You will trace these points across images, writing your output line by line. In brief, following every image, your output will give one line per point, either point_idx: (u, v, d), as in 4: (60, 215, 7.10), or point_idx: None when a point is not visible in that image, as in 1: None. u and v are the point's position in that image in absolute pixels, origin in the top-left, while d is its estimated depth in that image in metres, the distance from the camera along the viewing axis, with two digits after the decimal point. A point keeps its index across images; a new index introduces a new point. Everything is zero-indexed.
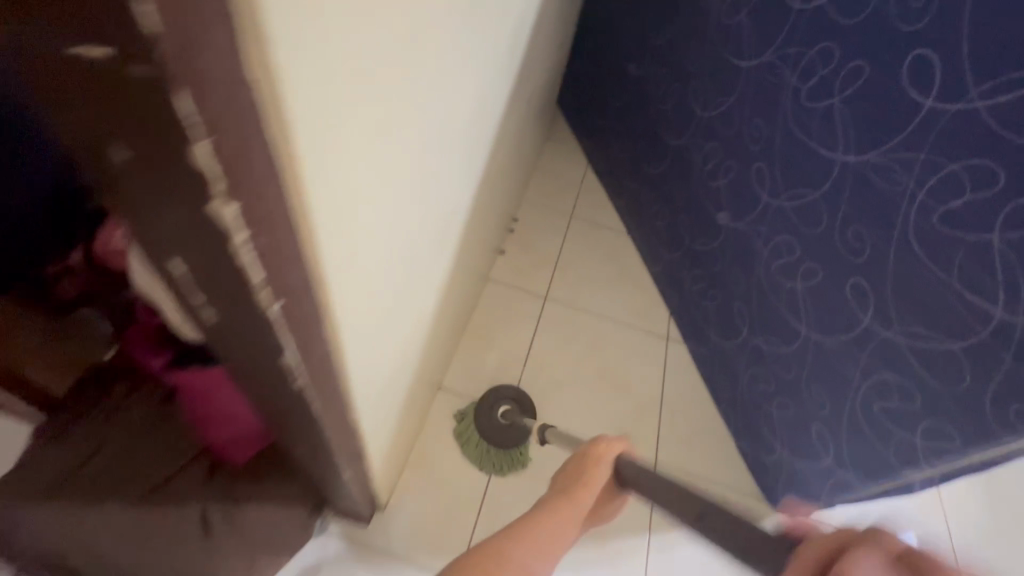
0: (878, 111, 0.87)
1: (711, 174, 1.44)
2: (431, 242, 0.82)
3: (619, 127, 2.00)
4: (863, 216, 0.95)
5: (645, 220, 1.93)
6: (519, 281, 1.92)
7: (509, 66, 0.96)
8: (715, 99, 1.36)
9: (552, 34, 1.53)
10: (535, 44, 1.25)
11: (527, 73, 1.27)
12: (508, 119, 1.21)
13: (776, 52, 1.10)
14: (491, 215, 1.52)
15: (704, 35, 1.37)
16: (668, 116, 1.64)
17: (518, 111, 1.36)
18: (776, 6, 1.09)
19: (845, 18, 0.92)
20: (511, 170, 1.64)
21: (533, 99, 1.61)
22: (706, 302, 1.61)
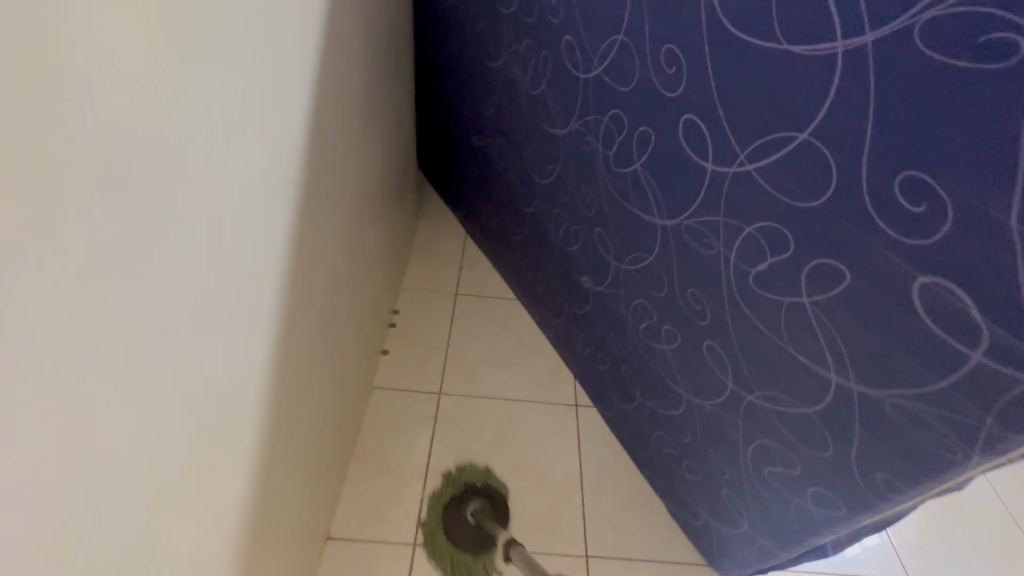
0: (674, 175, 0.82)
1: (564, 240, 1.38)
2: (188, 411, 0.68)
3: (482, 196, 1.93)
4: (695, 280, 0.89)
5: (526, 286, 1.83)
6: (407, 380, 1.77)
7: (275, 191, 0.83)
8: (545, 166, 1.31)
9: (375, 126, 1.44)
10: (342, 149, 1.14)
11: (339, 179, 1.16)
12: (320, 236, 1.07)
13: (576, 118, 1.06)
14: (341, 333, 1.37)
15: (520, 106, 1.32)
16: (515, 184, 1.58)
17: (343, 218, 1.24)
18: (563, 77, 1.05)
19: (620, 85, 0.87)
20: (362, 273, 1.52)
21: (369, 197, 1.50)
22: (598, 366, 1.52)
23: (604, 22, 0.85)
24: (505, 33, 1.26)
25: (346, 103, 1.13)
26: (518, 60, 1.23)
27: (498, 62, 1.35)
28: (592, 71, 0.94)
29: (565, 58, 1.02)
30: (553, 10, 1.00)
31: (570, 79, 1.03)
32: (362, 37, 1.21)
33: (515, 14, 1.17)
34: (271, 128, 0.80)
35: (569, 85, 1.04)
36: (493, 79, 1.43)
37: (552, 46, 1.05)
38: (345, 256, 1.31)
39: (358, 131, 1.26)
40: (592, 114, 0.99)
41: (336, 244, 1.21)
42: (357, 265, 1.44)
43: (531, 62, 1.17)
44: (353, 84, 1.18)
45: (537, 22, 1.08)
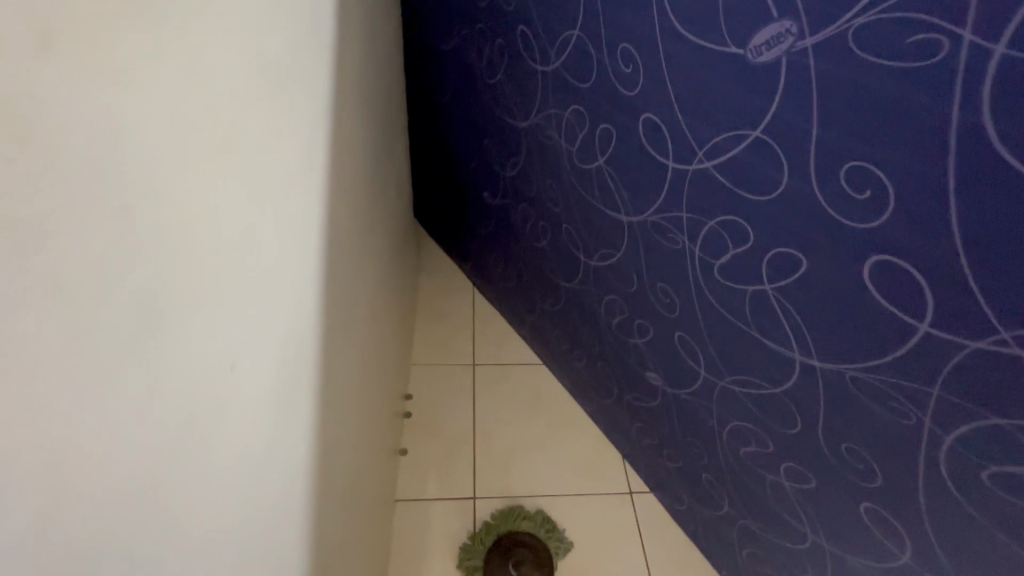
0: (845, 321, 0.60)
1: (621, 329, 1.15)
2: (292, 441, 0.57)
3: (492, 249, 1.69)
4: (860, 440, 0.67)
5: (561, 356, 1.60)
6: (433, 482, 1.52)
7: (309, 310, 0.60)
8: (596, 247, 1.07)
9: (377, 210, 1.18)
10: (348, 259, 0.87)
11: (349, 298, 0.89)
12: (338, 385, 0.80)
13: (659, 212, 0.83)
14: (364, 465, 1.11)
15: (558, 173, 1.08)
16: (545, 253, 1.34)
17: (357, 336, 0.97)
18: (637, 159, 0.82)
19: (745, 188, 0.65)
20: (378, 377, 1.26)
21: (377, 289, 1.23)
22: (662, 458, 1.30)
23: (725, 112, 0.62)
24: (538, 92, 1.01)
25: (350, 202, 0.86)
26: (559, 126, 0.99)
27: (527, 121, 1.10)
28: (693, 164, 0.71)
29: (642, 136, 0.79)
30: (627, 79, 0.76)
31: (650, 164, 0.80)
32: (362, 114, 0.95)
33: (557, 75, 0.93)
34: (307, 184, 0.58)
35: (650, 170, 0.80)
36: (517, 138, 1.19)
37: (621, 120, 0.82)
38: (359, 379, 1.03)
39: (361, 226, 0.99)
40: (688, 213, 0.76)
41: (352, 373, 0.93)
42: (373, 362, 1.19)
43: (582, 132, 0.93)
44: (357, 177, 0.91)
45: (597, 90, 0.84)
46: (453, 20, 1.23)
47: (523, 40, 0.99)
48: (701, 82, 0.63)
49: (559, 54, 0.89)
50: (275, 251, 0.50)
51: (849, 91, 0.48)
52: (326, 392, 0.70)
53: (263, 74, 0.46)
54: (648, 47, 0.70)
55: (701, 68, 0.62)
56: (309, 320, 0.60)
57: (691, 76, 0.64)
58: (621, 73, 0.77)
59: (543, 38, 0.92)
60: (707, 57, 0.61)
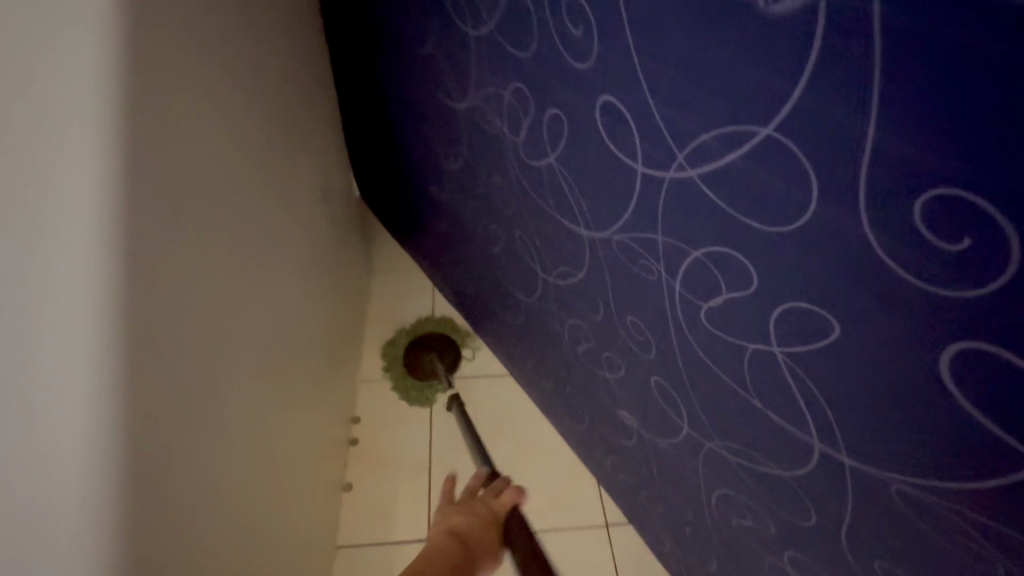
0: (891, 380, 0.47)
1: (589, 358, 0.94)
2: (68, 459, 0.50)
3: (445, 249, 1.46)
4: (882, 531, 0.56)
5: (527, 370, 1.39)
6: (397, 519, 1.33)
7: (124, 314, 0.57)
8: (554, 265, 0.86)
9: (270, 212, 0.94)
10: (203, 278, 0.72)
11: (218, 321, 0.75)
12: (194, 423, 0.68)
13: (633, 235, 0.64)
14: (271, 521, 0.92)
15: (504, 171, 0.85)
16: (500, 262, 1.12)
17: (247, 364, 0.82)
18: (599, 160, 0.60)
19: (746, 210, 0.49)
20: (310, 396, 1.13)
21: (291, 302, 1.02)
22: (640, 498, 1.12)
23: (726, 95, 0.45)
24: (472, 64, 0.77)
25: (205, 211, 0.73)
26: (499, 110, 0.76)
27: (463, 102, 0.87)
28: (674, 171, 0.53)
29: (602, 127, 0.59)
30: (576, 47, 0.55)
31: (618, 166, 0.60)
32: (227, 109, 0.81)
33: (491, 41, 0.69)
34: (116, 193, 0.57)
35: (618, 173, 0.60)
36: (456, 123, 0.95)
37: (574, 106, 0.60)
38: (260, 417, 0.87)
39: (249, 233, 0.86)
40: (669, 235, 0.58)
41: (230, 417, 0.77)
42: (299, 380, 1.06)
43: (526, 118, 0.70)
44: (217, 186, 0.76)
45: (542, 63, 0.61)
46: None
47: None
48: (692, 52, 0.45)
49: (490, 15, 0.66)
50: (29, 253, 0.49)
51: (930, 69, 0.33)
52: (151, 432, 0.60)
53: None
54: (612, 3, 0.49)
55: (696, 32, 0.44)
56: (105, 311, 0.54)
57: (679, 42, 0.46)
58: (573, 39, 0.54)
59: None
60: (704, 13, 0.43)
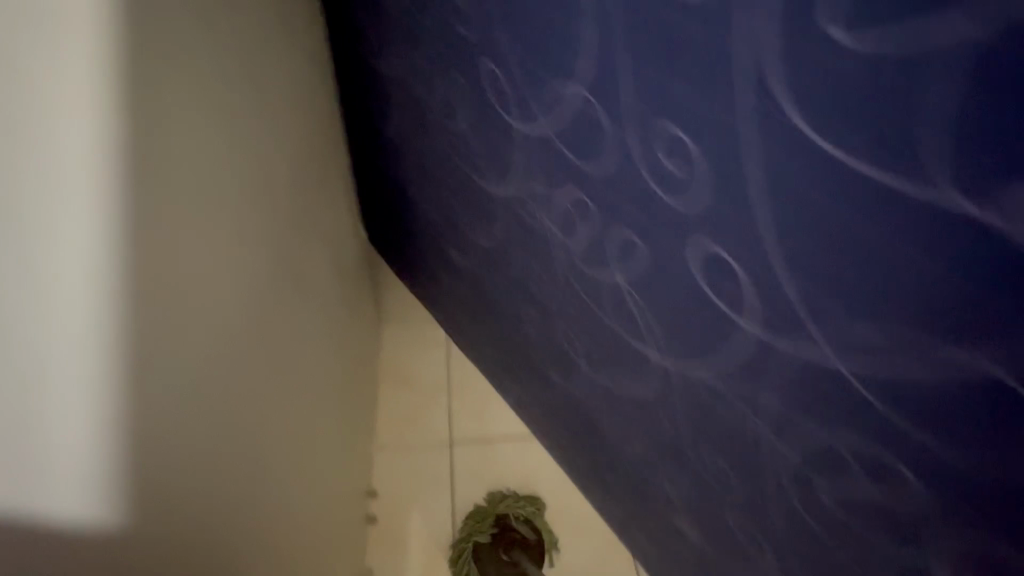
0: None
1: (643, 463, 0.85)
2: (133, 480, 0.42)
3: (463, 308, 1.35)
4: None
5: (557, 441, 1.28)
6: None
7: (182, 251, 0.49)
8: (608, 368, 0.76)
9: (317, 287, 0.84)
10: (263, 267, 0.63)
11: (272, 319, 0.66)
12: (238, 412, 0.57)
13: (739, 388, 0.50)
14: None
15: (550, 264, 0.76)
16: (534, 342, 1.02)
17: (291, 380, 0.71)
18: (688, 301, 0.50)
19: (925, 430, 0.37)
20: (348, 425, 1.00)
21: (330, 356, 0.91)
22: None
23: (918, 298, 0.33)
24: (517, 156, 0.67)
25: (273, 198, 0.67)
26: (550, 207, 0.66)
27: (502, 188, 0.77)
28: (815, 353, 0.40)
29: (700, 277, 0.47)
30: (671, 181, 0.44)
31: (715, 318, 0.48)
32: (291, 113, 0.75)
33: (546, 143, 0.59)
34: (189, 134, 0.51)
35: (713, 325, 0.49)
36: (490, 204, 0.85)
37: (653, 239, 0.50)
38: (294, 452, 0.72)
39: (303, 237, 0.78)
40: (790, 411, 0.46)
41: (269, 439, 0.64)
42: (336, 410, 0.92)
43: (585, 227, 0.61)
44: (282, 186, 0.70)
45: (613, 184, 0.51)
46: (395, 34, 0.86)
47: (488, 81, 0.65)
48: (874, 238, 0.33)
49: (546, 114, 0.56)
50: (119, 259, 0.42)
51: None
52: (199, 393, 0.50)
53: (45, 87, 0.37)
54: (730, 152, 0.38)
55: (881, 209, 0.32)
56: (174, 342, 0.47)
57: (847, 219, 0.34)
58: (664, 171, 0.44)
59: (518, 83, 0.58)
60: (884, 197, 0.32)
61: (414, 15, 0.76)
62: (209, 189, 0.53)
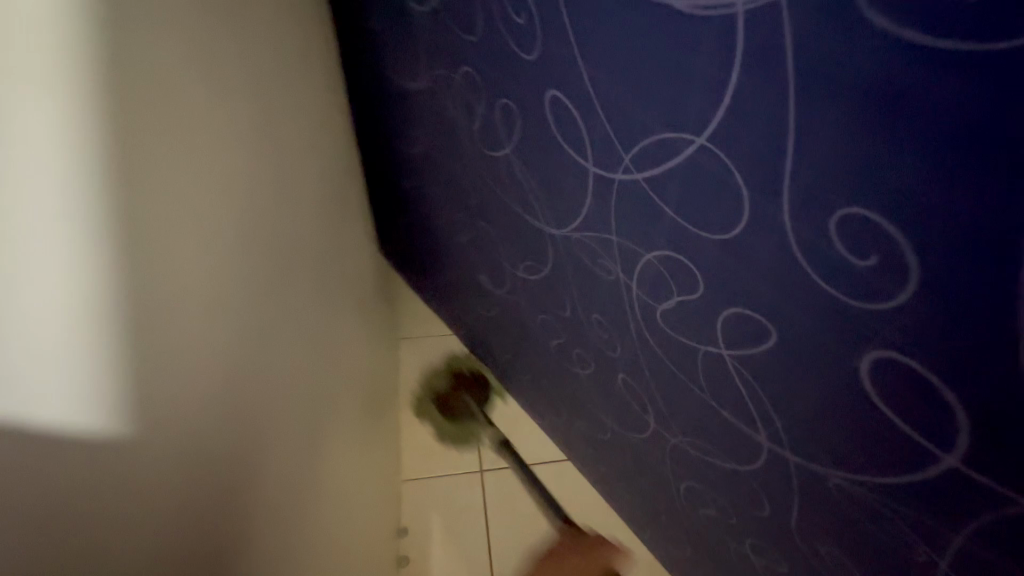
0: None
1: (725, 531, 0.74)
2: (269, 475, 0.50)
3: (492, 334, 1.23)
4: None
5: (600, 476, 1.17)
6: None
7: (209, 298, 0.42)
8: (686, 432, 0.67)
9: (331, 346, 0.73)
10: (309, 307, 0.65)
11: (292, 386, 0.58)
12: (262, 491, 0.48)
13: (911, 513, 0.40)
14: None
15: (616, 315, 0.66)
16: (582, 382, 0.92)
17: (305, 463, 0.61)
18: (843, 403, 0.39)
19: None
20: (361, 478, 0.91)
21: (345, 416, 0.83)
22: None
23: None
24: (586, 201, 0.57)
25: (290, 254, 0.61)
26: (628, 261, 0.55)
27: (560, 230, 0.66)
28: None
29: (872, 387, 0.37)
30: (850, 271, 0.34)
31: (888, 435, 0.38)
32: (308, 162, 0.71)
33: (633, 193, 0.48)
34: (225, 170, 0.46)
35: (887, 443, 0.38)
36: (539, 241, 0.74)
37: (803, 331, 0.39)
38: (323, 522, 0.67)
39: (314, 296, 0.71)
40: (984, 553, 0.37)
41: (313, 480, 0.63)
42: (347, 481, 0.81)
43: (679, 293, 0.50)
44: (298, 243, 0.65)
45: (743, 259, 0.41)
46: (417, 51, 0.75)
47: (551, 114, 0.54)
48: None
49: (637, 162, 0.45)
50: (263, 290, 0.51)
51: None
52: (231, 451, 0.43)
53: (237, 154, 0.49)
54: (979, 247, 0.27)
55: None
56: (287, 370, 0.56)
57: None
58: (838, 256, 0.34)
59: (597, 122, 0.47)
60: None
61: (448, 29, 0.64)
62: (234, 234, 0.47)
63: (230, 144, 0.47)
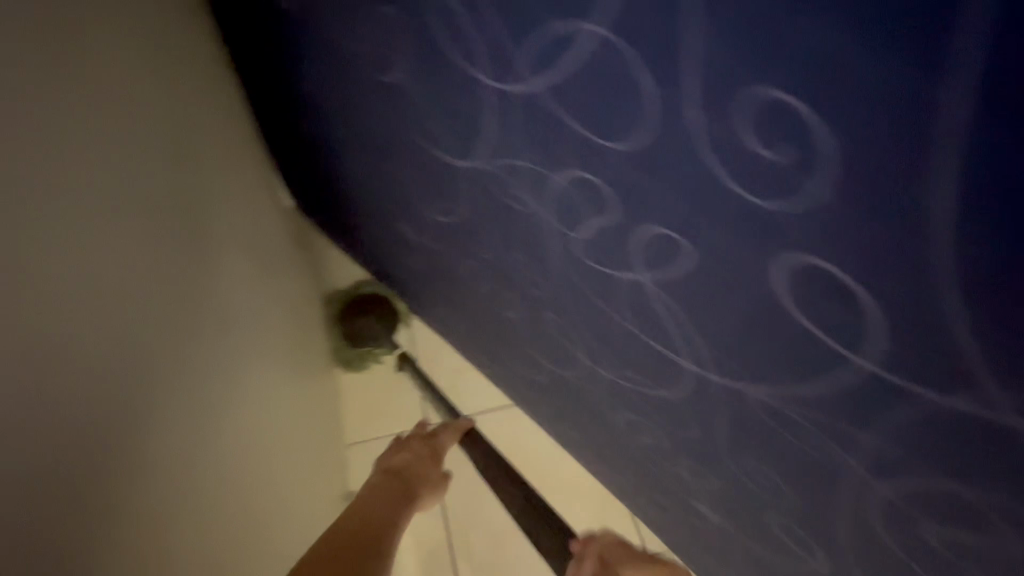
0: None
1: (657, 452, 0.76)
2: (218, 426, 0.55)
3: (424, 286, 1.17)
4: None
5: (543, 416, 1.18)
6: None
7: (102, 248, 0.41)
8: (615, 365, 0.66)
9: (244, 330, 0.71)
10: (229, 286, 0.68)
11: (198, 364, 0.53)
12: (181, 478, 0.45)
13: (829, 425, 0.39)
14: None
15: (538, 251, 0.61)
16: (515, 326, 0.89)
17: (242, 439, 0.62)
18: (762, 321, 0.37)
19: None
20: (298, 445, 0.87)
21: (270, 387, 0.78)
22: (701, 558, 0.99)
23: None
24: (492, 125, 0.51)
25: (173, 224, 0.54)
26: (542, 190, 0.50)
27: (471, 162, 0.60)
28: (957, 406, 0.30)
29: (790, 299, 0.34)
30: (766, 176, 0.30)
31: (806, 345, 0.36)
32: (205, 136, 0.68)
33: (536, 109, 0.43)
34: (104, 126, 0.45)
35: (807, 354, 0.36)
36: (452, 179, 0.67)
37: (721, 247, 0.36)
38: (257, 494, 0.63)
39: (217, 266, 0.64)
40: (896, 458, 0.36)
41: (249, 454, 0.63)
42: (281, 451, 0.76)
43: (595, 219, 0.46)
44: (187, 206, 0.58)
45: (653, 169, 0.36)
46: None
47: (441, 20, 0.46)
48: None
49: (536, 70, 0.39)
50: (184, 256, 0.55)
51: None
52: (170, 389, 0.46)
53: (151, 124, 0.53)
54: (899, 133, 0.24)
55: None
56: (219, 338, 0.60)
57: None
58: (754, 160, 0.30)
59: (488, 22, 0.40)
60: None
61: None
62: (105, 200, 0.43)
63: (108, 100, 0.46)
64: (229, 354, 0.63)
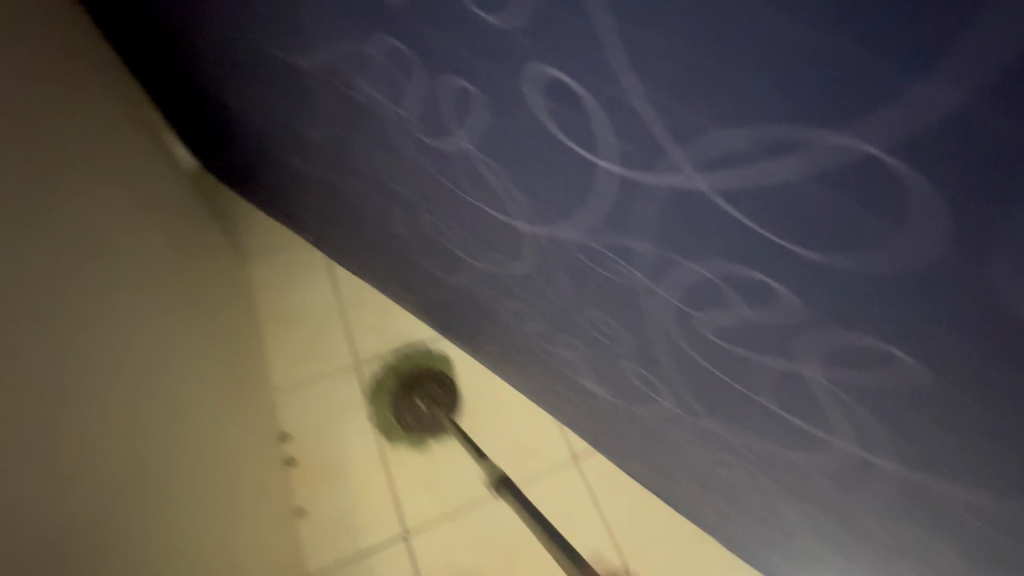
0: (1009, 426, 0.33)
1: (542, 338, 0.82)
2: (89, 303, 0.55)
3: (328, 221, 1.18)
4: (902, 514, 0.48)
5: (461, 338, 1.23)
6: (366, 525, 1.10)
7: None
8: (483, 252, 0.71)
9: (129, 236, 0.70)
10: (106, 186, 0.67)
11: (47, 278, 0.50)
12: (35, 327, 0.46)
13: (615, 246, 0.44)
14: (241, 544, 0.77)
15: (392, 144, 0.64)
16: (408, 242, 0.92)
17: (131, 331, 0.62)
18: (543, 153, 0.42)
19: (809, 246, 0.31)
20: (211, 363, 0.87)
21: (168, 301, 0.77)
22: (608, 442, 1.08)
23: (797, 86, 0.25)
24: (311, 6, 0.52)
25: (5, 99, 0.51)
26: (367, 70, 0.53)
27: (313, 58, 0.61)
28: (672, 184, 0.34)
29: (547, 115, 0.38)
30: None
31: (572, 164, 0.40)
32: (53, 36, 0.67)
33: None
34: None
35: (576, 175, 0.41)
36: (308, 82, 0.69)
37: (490, 82, 0.40)
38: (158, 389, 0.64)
39: (84, 162, 0.64)
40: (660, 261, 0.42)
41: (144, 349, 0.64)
42: (189, 364, 0.77)
43: (411, 87, 0.49)
44: (22, 130, 0.52)
45: (422, 13, 0.39)
46: None
47: None
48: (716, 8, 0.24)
49: None
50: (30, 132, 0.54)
51: None
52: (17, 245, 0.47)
53: None
54: None
55: None
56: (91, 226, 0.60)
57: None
58: None
59: None
60: None
61: None
62: None
63: None
64: (105, 247, 0.62)
